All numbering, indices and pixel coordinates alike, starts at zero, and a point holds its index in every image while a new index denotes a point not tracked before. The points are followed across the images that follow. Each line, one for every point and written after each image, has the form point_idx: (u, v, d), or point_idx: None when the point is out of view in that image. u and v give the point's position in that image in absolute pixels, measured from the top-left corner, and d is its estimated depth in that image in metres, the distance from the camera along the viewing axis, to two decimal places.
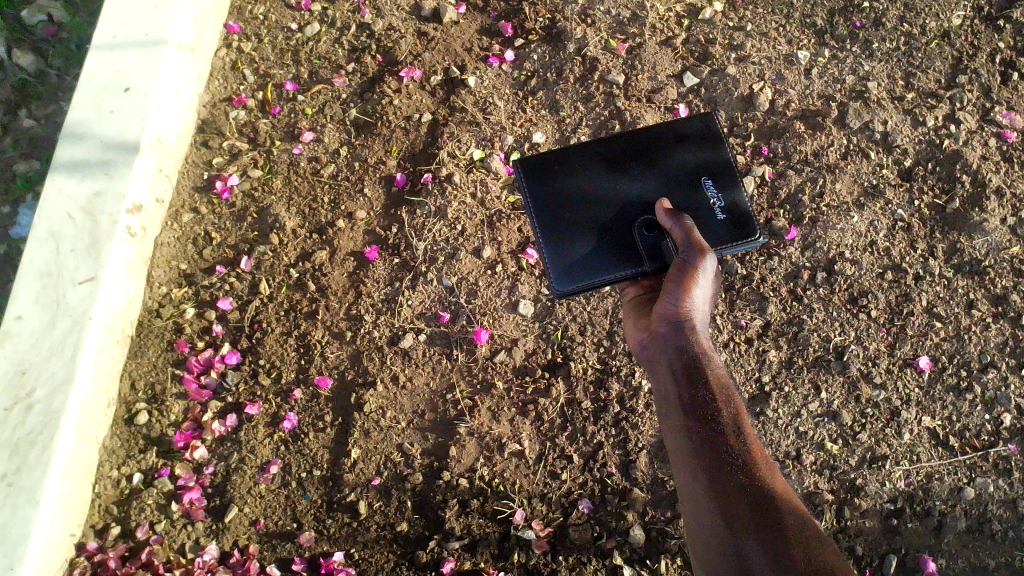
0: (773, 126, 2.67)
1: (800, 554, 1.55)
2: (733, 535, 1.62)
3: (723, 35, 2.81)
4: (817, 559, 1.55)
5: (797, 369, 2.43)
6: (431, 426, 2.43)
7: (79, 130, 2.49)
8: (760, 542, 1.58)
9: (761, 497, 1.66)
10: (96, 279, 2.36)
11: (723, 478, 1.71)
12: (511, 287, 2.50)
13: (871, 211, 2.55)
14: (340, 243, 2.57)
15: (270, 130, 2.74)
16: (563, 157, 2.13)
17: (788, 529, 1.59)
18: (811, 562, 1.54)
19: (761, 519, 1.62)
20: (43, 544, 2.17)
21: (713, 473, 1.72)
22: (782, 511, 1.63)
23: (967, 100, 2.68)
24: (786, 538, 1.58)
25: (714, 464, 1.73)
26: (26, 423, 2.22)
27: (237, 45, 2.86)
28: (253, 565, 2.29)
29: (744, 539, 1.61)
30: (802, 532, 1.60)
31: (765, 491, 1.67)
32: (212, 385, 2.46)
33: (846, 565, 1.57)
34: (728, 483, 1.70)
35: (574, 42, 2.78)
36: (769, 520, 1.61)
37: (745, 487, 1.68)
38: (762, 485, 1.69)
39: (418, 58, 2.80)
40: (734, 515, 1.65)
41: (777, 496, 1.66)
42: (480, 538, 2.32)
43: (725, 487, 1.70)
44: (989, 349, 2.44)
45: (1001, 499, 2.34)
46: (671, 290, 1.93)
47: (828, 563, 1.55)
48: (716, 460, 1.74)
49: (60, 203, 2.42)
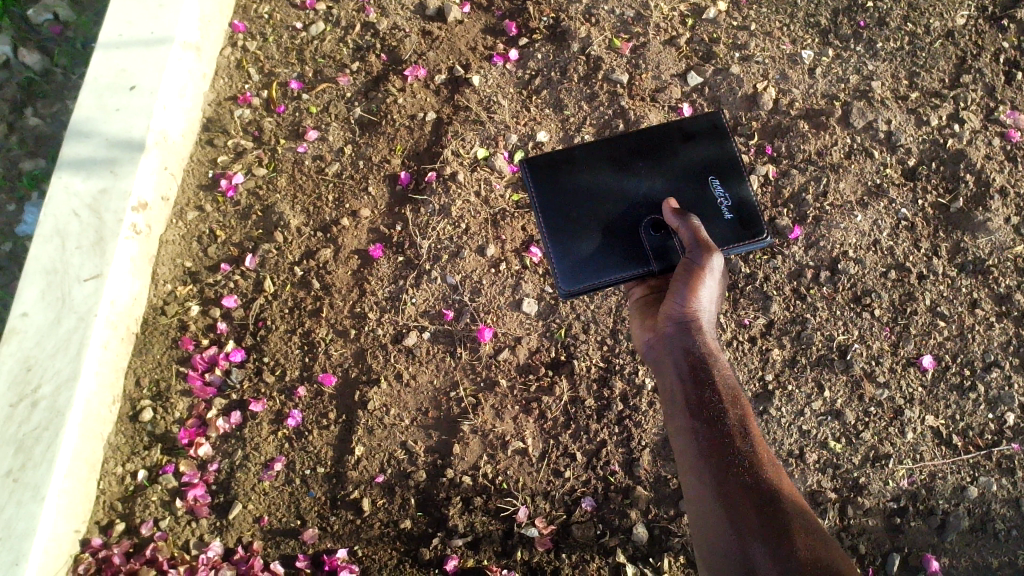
0: (776, 125, 2.67)
1: (807, 556, 1.55)
2: (739, 536, 1.63)
3: (727, 35, 2.81)
4: (823, 561, 1.54)
5: (800, 368, 2.43)
6: (435, 424, 2.43)
7: (84, 128, 2.50)
8: (766, 543, 1.58)
9: (767, 499, 1.66)
10: (101, 276, 2.37)
11: (729, 480, 1.71)
12: (515, 285, 2.51)
13: (874, 211, 2.55)
14: (344, 241, 2.58)
15: (275, 129, 2.75)
16: (570, 156, 2.13)
17: (794, 531, 1.59)
18: (817, 564, 1.54)
19: (767, 521, 1.62)
20: (48, 540, 2.18)
21: (719, 474, 1.73)
22: (788, 513, 1.63)
23: (971, 100, 2.68)
24: (793, 539, 1.58)
25: (720, 465, 1.74)
26: (31, 419, 2.23)
27: (242, 44, 2.87)
28: (257, 561, 2.30)
29: (750, 540, 1.61)
30: (808, 534, 1.59)
31: (771, 493, 1.67)
32: (216, 383, 2.47)
33: (852, 566, 1.57)
34: (733, 484, 1.70)
35: (578, 41, 2.79)
36: (775, 522, 1.61)
37: (751, 488, 1.68)
38: (769, 487, 1.69)
39: (422, 57, 2.81)
40: (740, 516, 1.65)
41: (783, 497, 1.66)
42: (483, 535, 2.33)
43: (731, 488, 1.70)
44: (992, 349, 2.44)
45: (1004, 498, 2.34)
46: (677, 289, 1.94)
47: (834, 566, 1.54)
48: (722, 461, 1.74)
49: (65, 200, 2.43)
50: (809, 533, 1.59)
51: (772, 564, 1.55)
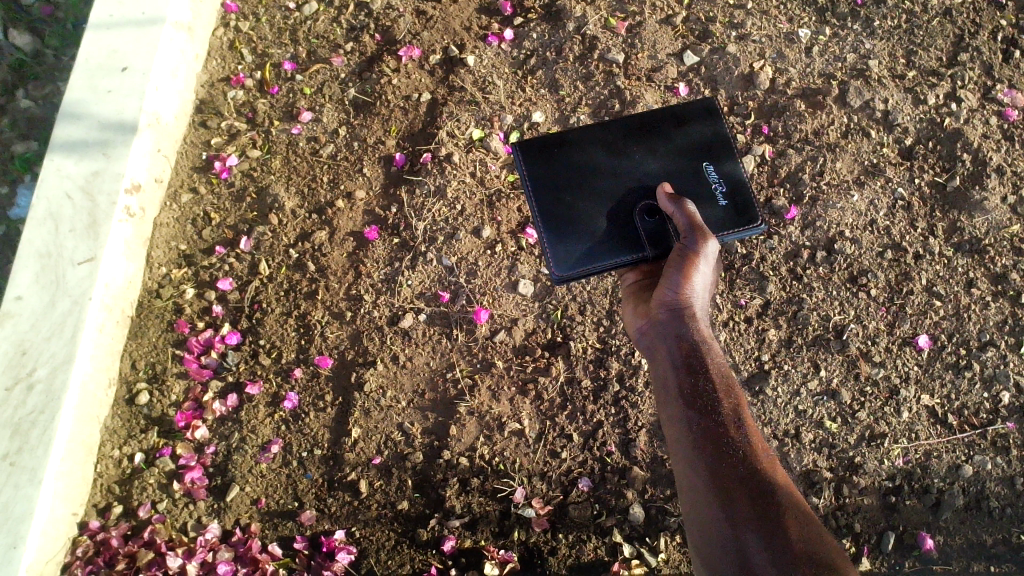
0: (773, 105, 2.66)
1: (802, 549, 1.56)
2: (734, 530, 1.63)
3: (723, 13, 2.80)
4: (818, 555, 1.56)
5: (796, 348, 2.43)
6: (432, 406, 2.43)
7: (75, 109, 2.48)
8: (762, 535, 1.60)
9: (763, 491, 1.66)
10: (95, 260, 2.36)
11: (724, 471, 1.71)
12: (511, 267, 2.50)
13: (871, 190, 2.54)
14: (340, 223, 2.57)
15: (269, 110, 2.74)
16: (565, 139, 2.11)
17: (788, 524, 1.61)
18: (813, 558, 1.55)
19: (762, 514, 1.63)
20: (45, 523, 2.18)
21: (714, 464, 1.72)
22: (782, 505, 1.64)
23: (968, 78, 2.68)
24: (787, 533, 1.59)
25: (715, 456, 1.73)
26: (27, 403, 2.23)
27: (235, 24, 2.85)
28: (255, 543, 2.30)
29: (745, 533, 1.62)
30: (803, 527, 1.61)
31: (766, 484, 1.68)
32: (212, 365, 2.46)
33: (844, 556, 1.59)
34: (728, 475, 1.70)
35: (574, 20, 2.78)
36: (769, 514, 1.62)
37: (746, 481, 1.68)
38: (763, 478, 1.69)
39: (416, 37, 2.79)
40: (734, 508, 1.65)
41: (777, 489, 1.66)
42: (480, 517, 2.34)
43: (726, 479, 1.70)
44: (988, 328, 2.45)
45: (999, 476, 2.36)
46: (671, 276, 1.91)
47: (828, 559, 1.56)
48: (717, 452, 1.74)
49: (58, 182, 2.41)
50: (802, 525, 1.60)
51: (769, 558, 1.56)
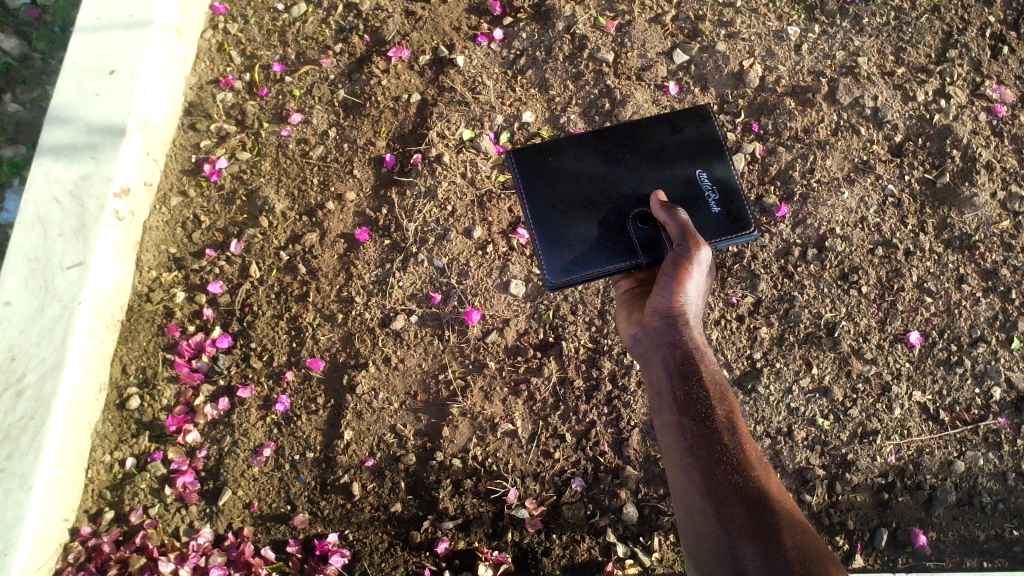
0: (763, 102, 2.67)
1: (795, 556, 1.56)
2: (728, 537, 1.62)
3: (712, 11, 2.80)
4: (811, 561, 1.55)
5: (788, 345, 2.43)
6: (424, 407, 2.43)
7: (63, 113, 2.47)
8: (754, 542, 1.59)
9: (757, 498, 1.66)
10: (85, 263, 2.35)
11: (718, 478, 1.70)
12: (502, 267, 2.50)
13: (861, 187, 2.55)
14: (329, 225, 2.56)
15: (258, 112, 2.73)
16: (559, 146, 2.11)
17: (782, 530, 1.60)
18: (806, 564, 1.54)
19: (756, 521, 1.62)
20: (36, 529, 2.17)
21: (708, 472, 1.72)
22: (775, 512, 1.63)
23: (957, 75, 2.68)
24: (781, 538, 1.59)
25: (709, 464, 1.73)
26: (16, 408, 2.21)
27: (223, 26, 2.84)
28: (248, 547, 2.28)
29: (739, 540, 1.61)
30: (797, 533, 1.60)
31: (759, 491, 1.67)
32: (204, 369, 2.45)
33: (837, 561, 1.58)
34: (722, 483, 1.69)
35: (563, 20, 2.77)
36: (763, 521, 1.62)
37: (740, 487, 1.68)
38: (757, 485, 1.68)
39: (406, 38, 2.79)
40: (728, 515, 1.65)
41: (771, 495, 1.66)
42: (474, 518, 2.33)
43: (720, 486, 1.69)
44: (978, 324, 2.45)
45: (991, 472, 2.36)
46: (665, 283, 1.92)
47: (821, 565, 1.55)
48: (711, 459, 1.73)
49: (46, 187, 2.40)
50: (796, 531, 1.59)
51: (762, 564, 1.56)
